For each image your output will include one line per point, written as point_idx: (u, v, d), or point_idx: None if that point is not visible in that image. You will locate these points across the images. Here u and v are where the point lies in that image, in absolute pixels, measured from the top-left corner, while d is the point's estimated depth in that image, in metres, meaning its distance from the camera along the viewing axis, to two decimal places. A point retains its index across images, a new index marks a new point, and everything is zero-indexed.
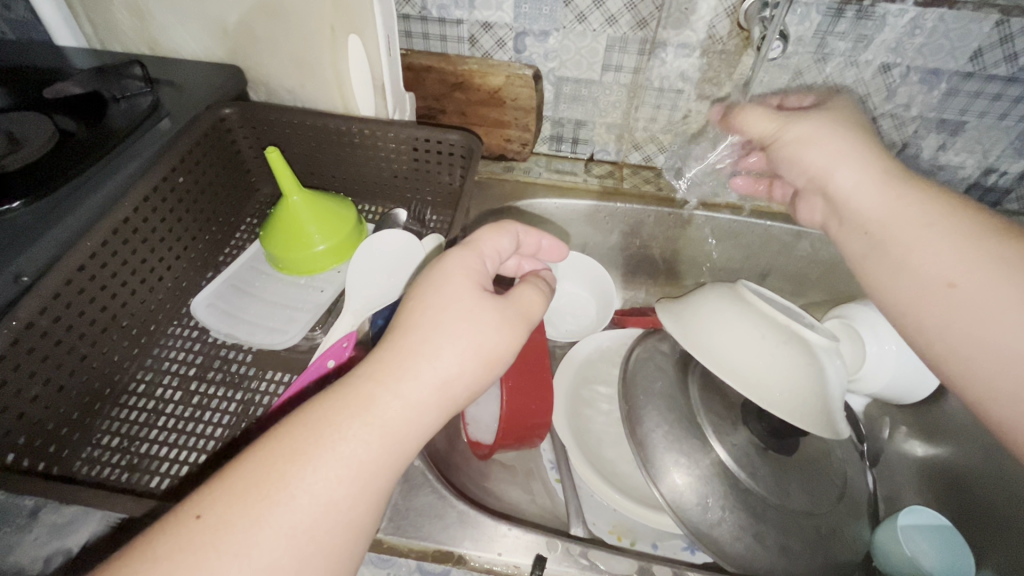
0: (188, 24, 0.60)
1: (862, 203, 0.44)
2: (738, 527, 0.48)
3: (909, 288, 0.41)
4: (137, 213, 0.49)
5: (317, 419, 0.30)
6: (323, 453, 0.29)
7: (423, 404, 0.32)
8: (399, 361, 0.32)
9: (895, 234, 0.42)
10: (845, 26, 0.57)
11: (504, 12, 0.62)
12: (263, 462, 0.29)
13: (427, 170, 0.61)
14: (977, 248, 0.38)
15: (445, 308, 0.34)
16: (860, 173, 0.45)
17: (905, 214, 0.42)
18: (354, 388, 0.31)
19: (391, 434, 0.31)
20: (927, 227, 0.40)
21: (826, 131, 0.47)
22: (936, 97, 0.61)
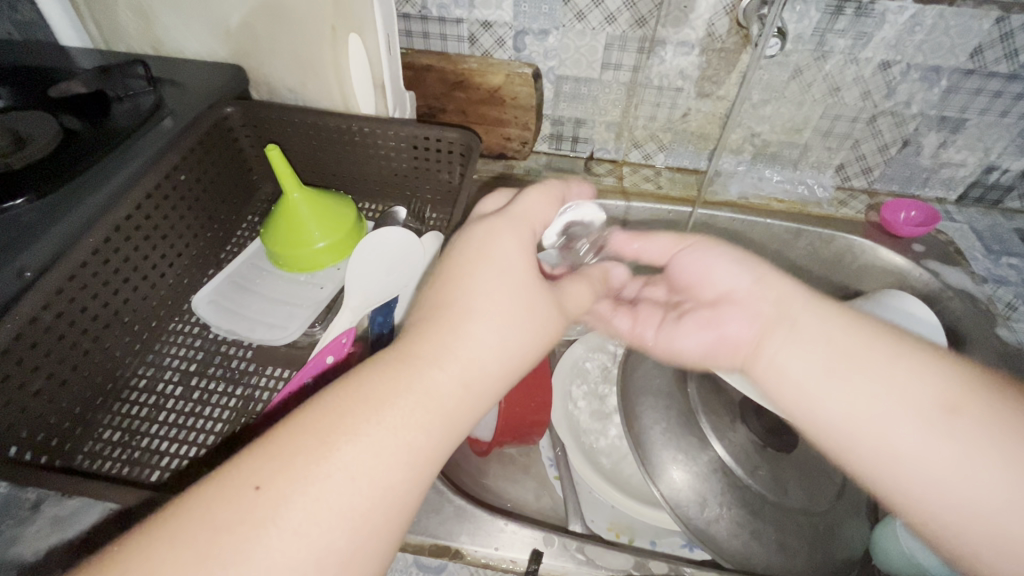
0: (191, 25, 0.61)
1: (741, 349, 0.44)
2: (735, 524, 0.48)
3: None
4: (139, 210, 0.50)
5: (372, 391, 0.29)
6: (379, 430, 0.28)
7: (480, 385, 0.31)
8: (456, 338, 0.31)
9: (852, 363, 0.36)
10: (844, 24, 0.57)
11: (504, 11, 0.62)
12: (319, 433, 0.27)
13: (427, 168, 0.62)
14: (940, 395, 0.34)
15: (504, 287, 0.32)
16: (791, 302, 0.40)
17: (855, 341, 0.37)
18: (410, 362, 0.30)
19: (447, 415, 0.30)
20: (880, 365, 0.36)
21: (739, 262, 0.44)
22: (937, 94, 0.61)
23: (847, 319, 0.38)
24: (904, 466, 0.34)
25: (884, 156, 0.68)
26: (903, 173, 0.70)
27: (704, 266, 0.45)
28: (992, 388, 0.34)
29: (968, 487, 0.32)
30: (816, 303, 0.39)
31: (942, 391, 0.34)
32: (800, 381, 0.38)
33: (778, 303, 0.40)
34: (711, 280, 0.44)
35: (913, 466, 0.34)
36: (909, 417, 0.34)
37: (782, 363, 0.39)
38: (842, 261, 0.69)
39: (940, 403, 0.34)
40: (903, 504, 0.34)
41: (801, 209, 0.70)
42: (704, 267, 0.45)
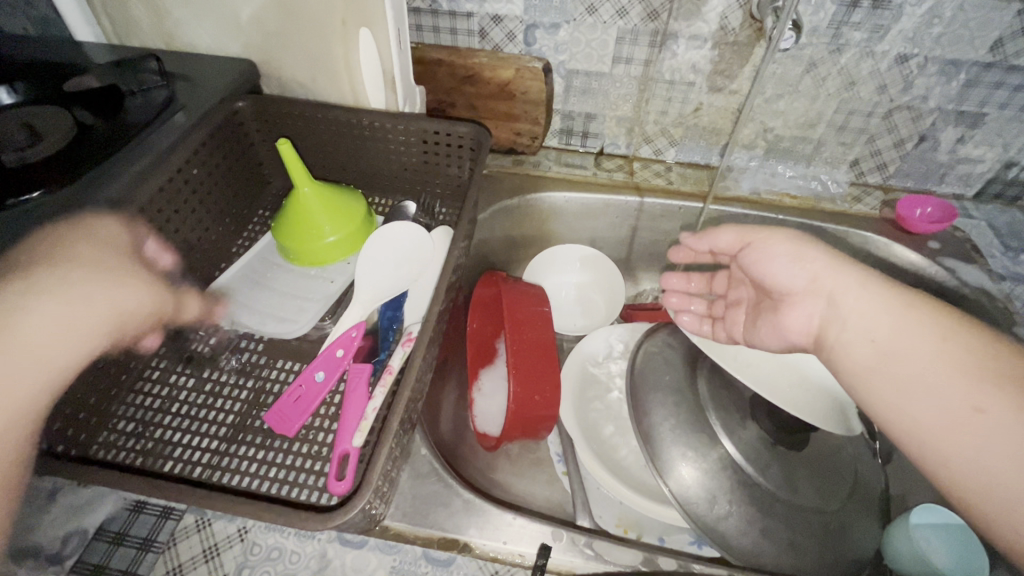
0: (202, 19, 0.61)
1: (861, 319, 0.42)
2: (745, 521, 0.48)
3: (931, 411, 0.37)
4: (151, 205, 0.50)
5: None
6: None
7: None
8: None
9: (902, 334, 0.40)
10: (860, 16, 0.56)
11: (514, 4, 0.62)
12: None
13: (437, 162, 0.62)
14: (978, 385, 0.36)
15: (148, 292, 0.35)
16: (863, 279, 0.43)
17: (903, 334, 0.40)
18: None
19: None
20: (925, 351, 0.39)
21: (800, 248, 0.47)
22: (955, 88, 0.60)
23: (909, 309, 0.41)
24: (939, 441, 0.37)
25: (900, 151, 0.67)
26: (919, 168, 0.69)
27: (766, 266, 0.49)
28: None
29: (997, 465, 0.34)
30: (865, 293, 0.43)
31: (983, 380, 0.36)
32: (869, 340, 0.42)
33: (851, 297, 0.43)
34: (778, 278, 0.48)
35: (951, 445, 0.36)
36: (946, 400, 0.37)
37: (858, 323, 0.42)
38: (855, 258, 0.68)
39: (976, 389, 0.36)
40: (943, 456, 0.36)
41: (814, 205, 0.69)
42: (768, 264, 0.49)
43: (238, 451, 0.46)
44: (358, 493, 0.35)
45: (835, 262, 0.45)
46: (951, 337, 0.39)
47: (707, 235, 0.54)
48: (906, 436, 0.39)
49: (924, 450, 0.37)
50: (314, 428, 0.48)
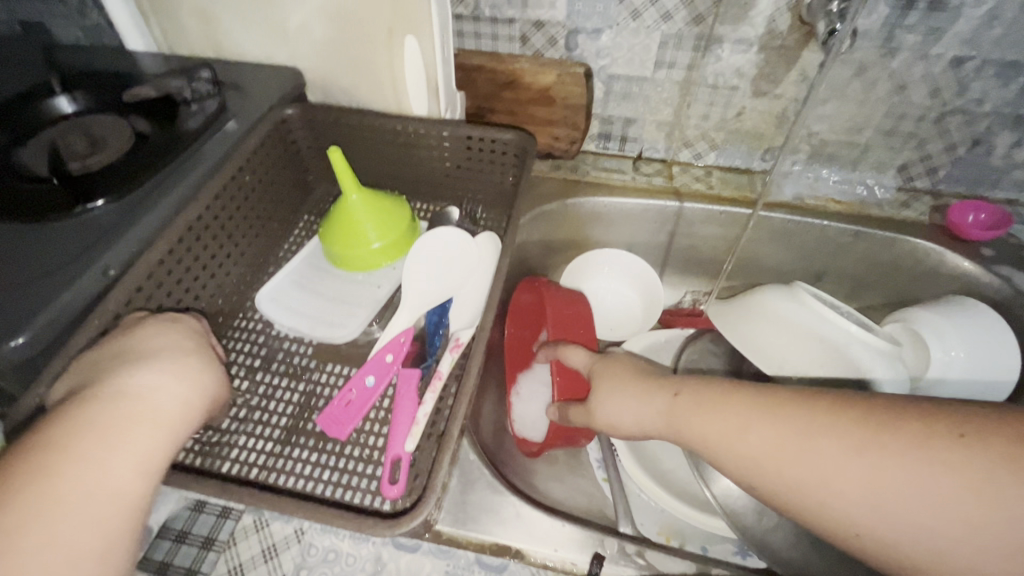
0: (251, 29, 0.62)
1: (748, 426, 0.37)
2: (795, 533, 0.48)
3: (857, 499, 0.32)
4: (209, 210, 0.51)
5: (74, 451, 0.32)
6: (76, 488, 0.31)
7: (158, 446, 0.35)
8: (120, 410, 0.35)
9: (786, 426, 0.36)
10: (915, 19, 0.55)
11: (557, 10, 0.62)
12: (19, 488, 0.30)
13: (479, 169, 0.62)
14: (863, 455, 0.33)
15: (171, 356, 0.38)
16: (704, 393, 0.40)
17: (777, 428, 0.36)
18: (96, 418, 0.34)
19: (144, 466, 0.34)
20: (790, 445, 0.35)
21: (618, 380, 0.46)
22: (1013, 91, 0.58)
23: (744, 421, 0.37)
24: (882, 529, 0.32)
25: (952, 156, 0.65)
26: (972, 173, 0.67)
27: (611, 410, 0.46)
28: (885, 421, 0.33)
29: (956, 527, 0.30)
30: (730, 397, 0.39)
31: (885, 441, 0.32)
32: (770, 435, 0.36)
33: (708, 426, 0.39)
34: (642, 418, 0.43)
35: (896, 529, 0.31)
36: (867, 486, 0.32)
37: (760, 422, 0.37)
38: (903, 265, 0.67)
39: (882, 464, 0.32)
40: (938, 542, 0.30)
41: (860, 210, 0.68)
42: (615, 408, 0.45)
43: (293, 454, 0.47)
44: (423, 499, 0.36)
45: (663, 389, 0.43)
46: (828, 412, 0.35)
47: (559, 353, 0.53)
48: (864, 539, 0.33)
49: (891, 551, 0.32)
50: (365, 432, 0.48)
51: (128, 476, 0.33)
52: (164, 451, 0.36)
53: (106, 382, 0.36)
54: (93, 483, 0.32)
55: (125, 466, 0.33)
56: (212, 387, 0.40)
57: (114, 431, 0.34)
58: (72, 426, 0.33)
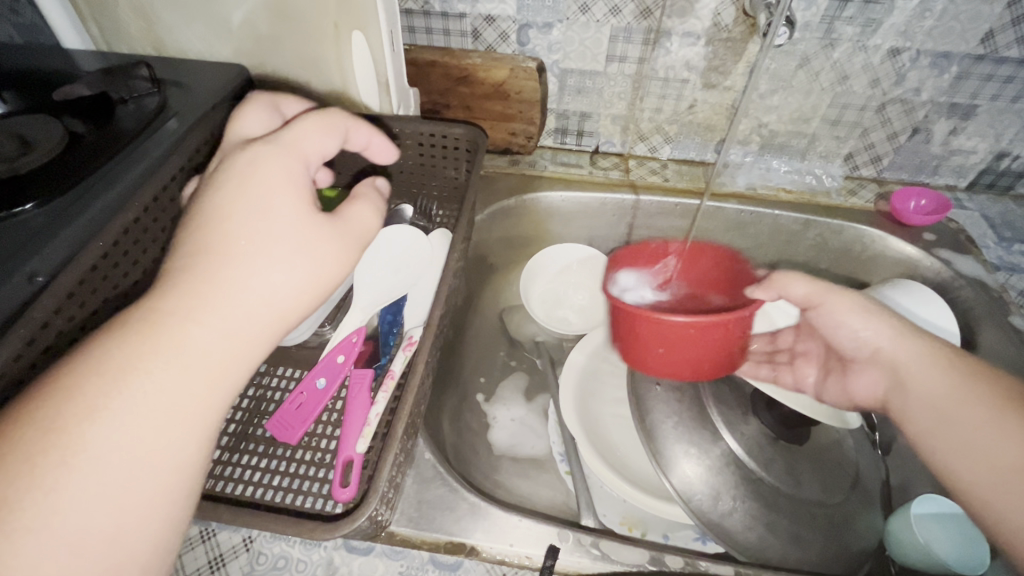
0: (193, 24, 0.60)
1: (917, 367, 0.45)
2: (751, 517, 0.48)
3: (968, 454, 0.40)
4: (146, 213, 0.49)
5: (128, 355, 0.29)
6: (116, 405, 0.28)
7: (243, 338, 0.31)
8: (202, 288, 0.31)
9: (953, 388, 0.42)
10: (853, 11, 0.57)
11: (507, 4, 0.62)
12: (50, 402, 0.27)
13: (433, 164, 0.61)
14: (1000, 425, 0.39)
15: (253, 240, 0.32)
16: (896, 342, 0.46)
17: (955, 388, 0.42)
18: (152, 332, 0.29)
19: (213, 376, 0.30)
20: (1012, 426, 0.38)
21: (869, 308, 0.48)
22: (947, 81, 0.60)
23: (967, 403, 0.41)
24: (1009, 498, 0.37)
25: (893, 144, 0.67)
26: (912, 161, 0.69)
27: (838, 331, 0.50)
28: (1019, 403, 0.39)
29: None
30: (976, 376, 0.42)
31: None
32: (928, 384, 0.43)
33: (915, 368, 0.45)
34: (903, 359, 0.46)
35: (981, 485, 0.38)
36: (997, 455, 0.38)
37: (918, 371, 0.44)
38: (851, 251, 0.69)
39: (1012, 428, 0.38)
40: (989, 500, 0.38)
41: (810, 199, 0.69)
42: (842, 317, 0.50)
43: (242, 461, 0.45)
44: (366, 499, 0.35)
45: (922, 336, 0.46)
46: (1007, 400, 0.40)
47: (778, 283, 0.50)
48: (986, 499, 0.38)
49: (1005, 518, 0.37)
50: (317, 435, 0.47)
51: (169, 427, 0.29)
52: (235, 379, 0.32)
53: (198, 264, 0.31)
54: (148, 413, 0.28)
55: (187, 399, 0.29)
56: (309, 292, 0.34)
57: (152, 364, 0.29)
58: (110, 351, 0.29)
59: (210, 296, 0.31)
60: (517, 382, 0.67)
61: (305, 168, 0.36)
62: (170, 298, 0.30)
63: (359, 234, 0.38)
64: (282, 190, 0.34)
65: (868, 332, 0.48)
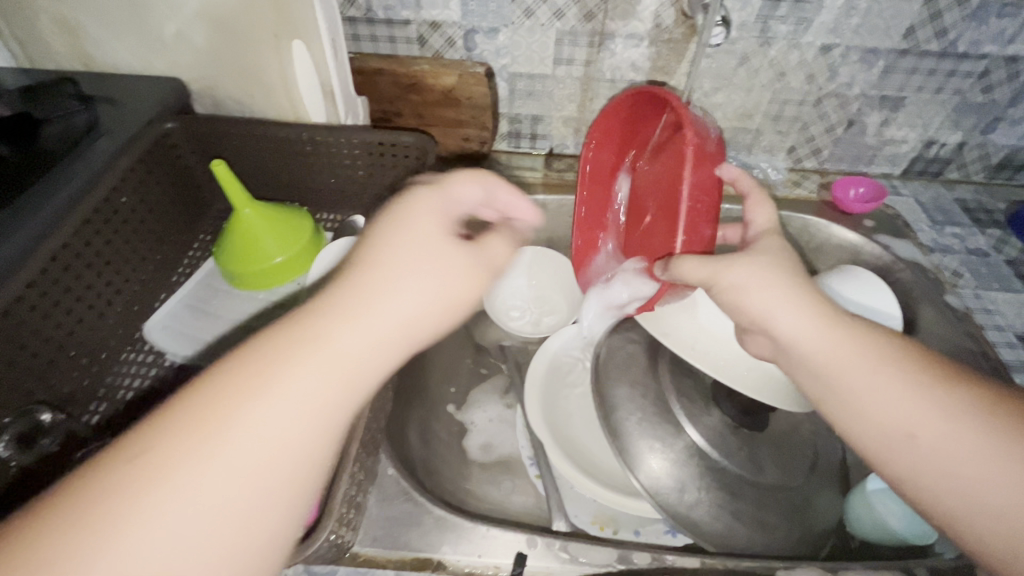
0: (122, 38, 0.57)
1: (801, 342, 0.39)
2: (716, 507, 0.49)
3: (878, 444, 0.36)
4: (75, 239, 0.47)
5: (241, 381, 0.28)
6: (222, 430, 0.27)
7: (343, 383, 0.30)
8: (311, 325, 0.31)
9: (844, 371, 0.37)
10: (785, 10, 0.59)
11: (451, 10, 0.62)
12: (174, 417, 0.27)
13: (385, 174, 0.60)
14: (915, 409, 0.35)
15: (365, 282, 0.33)
16: (782, 305, 0.39)
17: (847, 369, 0.37)
18: (263, 358, 0.29)
19: (308, 419, 0.29)
20: (914, 387, 0.36)
21: (767, 277, 0.40)
22: (876, 75, 0.63)
23: (872, 384, 0.36)
24: (928, 469, 0.35)
25: (832, 136, 0.70)
26: (849, 152, 0.72)
27: (747, 303, 0.40)
28: (921, 375, 0.36)
29: (965, 489, 0.33)
30: (865, 334, 0.38)
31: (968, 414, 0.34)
32: (825, 363, 0.38)
33: (805, 344, 0.39)
34: (795, 334, 0.39)
35: (916, 483, 0.35)
36: (926, 450, 0.35)
37: (805, 348, 0.39)
38: (799, 241, 0.71)
39: (925, 416, 0.35)
40: (922, 496, 0.35)
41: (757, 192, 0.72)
42: (744, 295, 0.40)
43: None
44: (319, 525, 0.36)
45: (804, 294, 0.40)
46: (910, 374, 0.36)
47: (674, 271, 0.44)
48: (912, 475, 0.35)
49: (926, 489, 0.35)
50: None
51: (252, 472, 0.27)
52: (331, 426, 0.30)
53: (315, 301, 0.33)
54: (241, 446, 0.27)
55: (272, 447, 0.28)
56: (397, 340, 0.33)
57: (260, 391, 0.28)
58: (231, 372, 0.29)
59: (323, 330, 0.31)
60: (484, 389, 0.66)
61: (443, 214, 0.39)
62: (288, 327, 0.31)
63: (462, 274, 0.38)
64: (401, 238, 0.36)
65: (750, 307, 0.40)
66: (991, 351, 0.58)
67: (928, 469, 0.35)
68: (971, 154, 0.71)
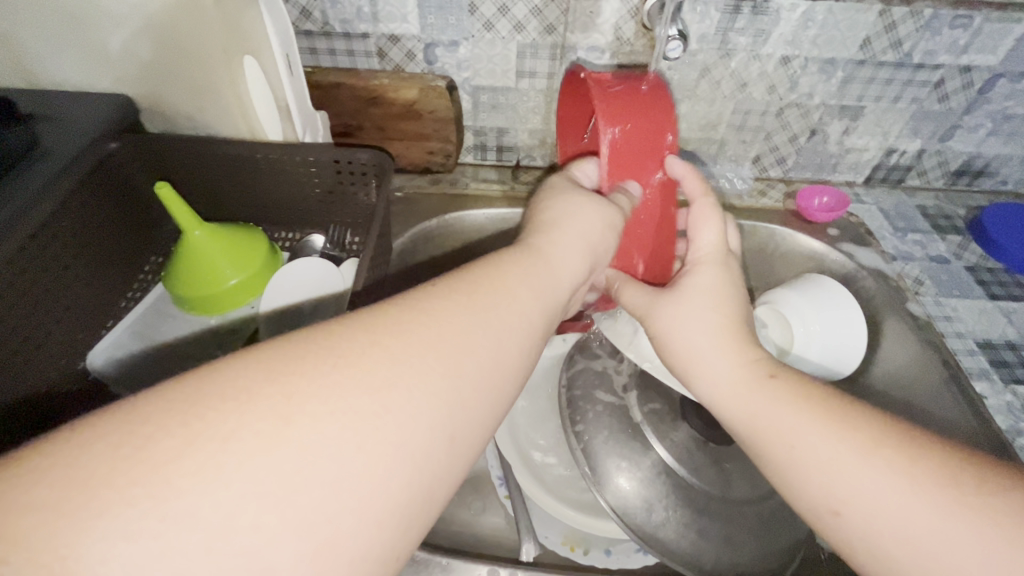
0: (64, 55, 0.55)
1: (729, 397, 0.39)
2: (683, 525, 0.49)
3: (810, 515, 0.35)
4: (8, 267, 0.45)
5: (330, 365, 0.26)
6: (291, 417, 0.24)
7: (412, 423, 0.26)
8: (406, 333, 0.29)
9: (772, 437, 0.36)
10: (743, 22, 0.59)
11: (410, 23, 0.61)
12: (259, 377, 0.25)
13: (343, 191, 0.59)
14: (837, 478, 0.33)
15: (464, 318, 0.31)
16: (699, 357, 0.41)
17: (767, 431, 0.37)
18: (354, 353, 0.27)
19: (369, 451, 0.25)
20: (826, 451, 0.34)
21: (689, 305, 0.42)
22: (835, 85, 0.64)
23: (795, 447, 0.35)
24: (861, 543, 0.33)
25: (795, 145, 0.71)
26: (813, 160, 0.73)
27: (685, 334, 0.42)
28: (850, 434, 0.34)
29: (908, 565, 0.31)
30: (788, 385, 0.37)
31: (901, 475, 0.32)
32: (754, 428, 0.37)
33: (736, 400, 0.39)
34: (718, 393, 0.40)
35: (858, 560, 0.33)
36: (858, 523, 0.33)
37: (734, 413, 0.39)
38: (766, 251, 0.72)
39: (850, 481, 0.33)
40: (870, 574, 0.33)
41: (723, 202, 0.72)
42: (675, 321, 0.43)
43: None
44: None
45: (732, 337, 0.41)
46: (834, 432, 0.34)
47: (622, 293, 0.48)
48: (847, 551, 0.34)
49: (866, 566, 0.33)
50: None
51: (303, 482, 0.23)
52: (416, 437, 0.26)
53: (428, 310, 0.30)
54: (303, 448, 0.24)
55: (332, 458, 0.24)
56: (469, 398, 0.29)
57: (345, 390, 0.26)
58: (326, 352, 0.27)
59: (421, 347, 0.28)
60: None
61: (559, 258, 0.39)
62: (387, 327, 0.29)
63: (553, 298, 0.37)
64: (508, 277, 0.35)
65: (681, 347, 0.42)
66: (952, 358, 0.59)
67: (862, 544, 0.32)
68: (930, 162, 0.72)
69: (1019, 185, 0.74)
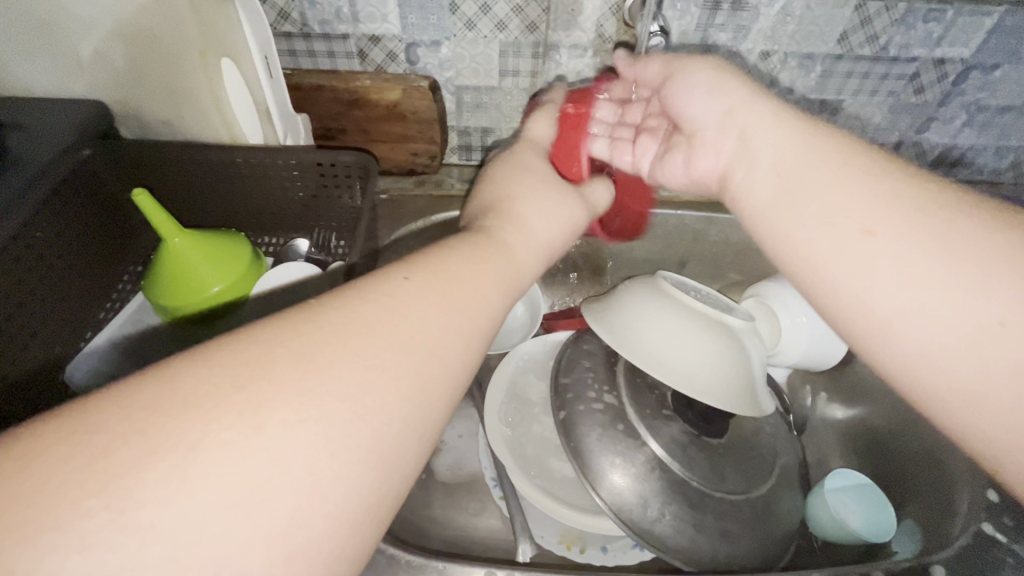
0: (31, 60, 0.53)
1: (770, 144, 0.39)
2: (679, 520, 0.49)
3: (822, 257, 0.35)
4: None
5: (280, 360, 0.24)
6: (241, 411, 0.23)
7: (378, 413, 0.25)
8: (351, 323, 0.27)
9: (801, 179, 0.37)
10: (722, 18, 0.59)
11: (391, 24, 0.60)
12: (204, 375, 0.23)
13: (327, 194, 0.59)
14: (877, 208, 0.33)
15: (413, 302, 0.29)
16: (755, 120, 0.40)
17: (804, 168, 0.37)
18: (311, 339, 0.25)
19: (336, 445, 0.24)
20: (887, 260, 0.32)
21: (717, 78, 0.43)
22: (813, 79, 0.65)
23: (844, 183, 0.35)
24: (861, 281, 0.33)
25: None
26: None
27: (681, 97, 0.45)
28: (864, 171, 0.35)
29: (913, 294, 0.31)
30: (847, 189, 0.35)
31: (900, 212, 0.33)
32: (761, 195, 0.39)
33: (772, 139, 0.39)
34: (767, 147, 0.39)
35: (858, 301, 0.33)
36: (871, 262, 0.33)
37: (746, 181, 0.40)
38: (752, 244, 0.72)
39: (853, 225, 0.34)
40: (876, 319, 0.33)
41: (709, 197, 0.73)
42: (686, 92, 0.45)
43: None
44: None
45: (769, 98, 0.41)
46: (865, 173, 0.35)
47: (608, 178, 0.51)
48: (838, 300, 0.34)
49: (863, 316, 0.33)
50: None
51: (257, 478, 0.22)
52: (378, 442, 0.25)
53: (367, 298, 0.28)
54: (257, 445, 0.22)
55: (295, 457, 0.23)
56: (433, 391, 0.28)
57: (300, 378, 0.24)
58: (266, 348, 0.25)
59: (367, 337, 0.26)
60: None
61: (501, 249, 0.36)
62: (331, 319, 0.27)
63: (515, 290, 0.36)
64: (458, 263, 0.33)
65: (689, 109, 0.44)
66: None
67: (863, 282, 0.33)
68: (907, 154, 0.74)
69: (993, 175, 0.76)
